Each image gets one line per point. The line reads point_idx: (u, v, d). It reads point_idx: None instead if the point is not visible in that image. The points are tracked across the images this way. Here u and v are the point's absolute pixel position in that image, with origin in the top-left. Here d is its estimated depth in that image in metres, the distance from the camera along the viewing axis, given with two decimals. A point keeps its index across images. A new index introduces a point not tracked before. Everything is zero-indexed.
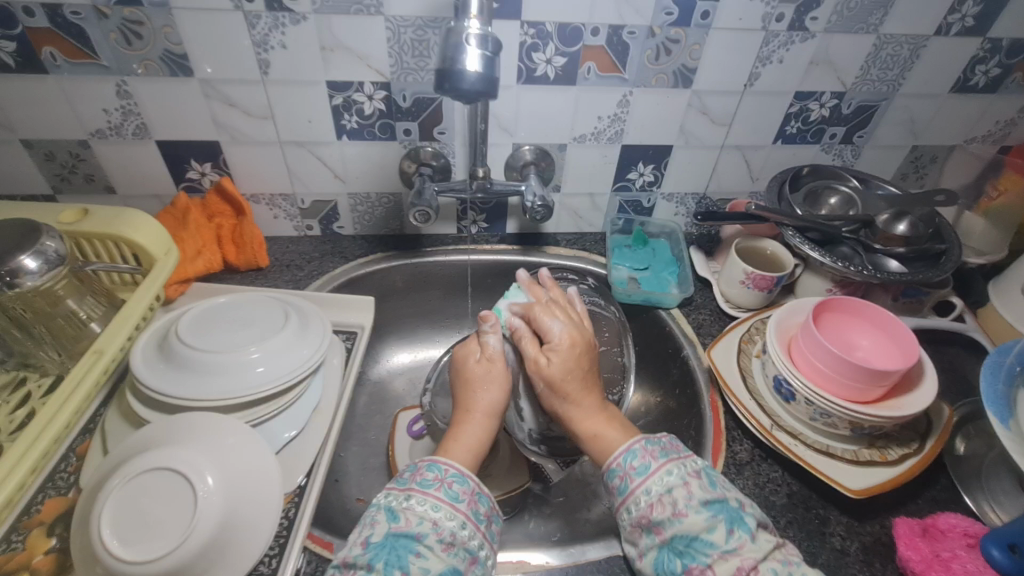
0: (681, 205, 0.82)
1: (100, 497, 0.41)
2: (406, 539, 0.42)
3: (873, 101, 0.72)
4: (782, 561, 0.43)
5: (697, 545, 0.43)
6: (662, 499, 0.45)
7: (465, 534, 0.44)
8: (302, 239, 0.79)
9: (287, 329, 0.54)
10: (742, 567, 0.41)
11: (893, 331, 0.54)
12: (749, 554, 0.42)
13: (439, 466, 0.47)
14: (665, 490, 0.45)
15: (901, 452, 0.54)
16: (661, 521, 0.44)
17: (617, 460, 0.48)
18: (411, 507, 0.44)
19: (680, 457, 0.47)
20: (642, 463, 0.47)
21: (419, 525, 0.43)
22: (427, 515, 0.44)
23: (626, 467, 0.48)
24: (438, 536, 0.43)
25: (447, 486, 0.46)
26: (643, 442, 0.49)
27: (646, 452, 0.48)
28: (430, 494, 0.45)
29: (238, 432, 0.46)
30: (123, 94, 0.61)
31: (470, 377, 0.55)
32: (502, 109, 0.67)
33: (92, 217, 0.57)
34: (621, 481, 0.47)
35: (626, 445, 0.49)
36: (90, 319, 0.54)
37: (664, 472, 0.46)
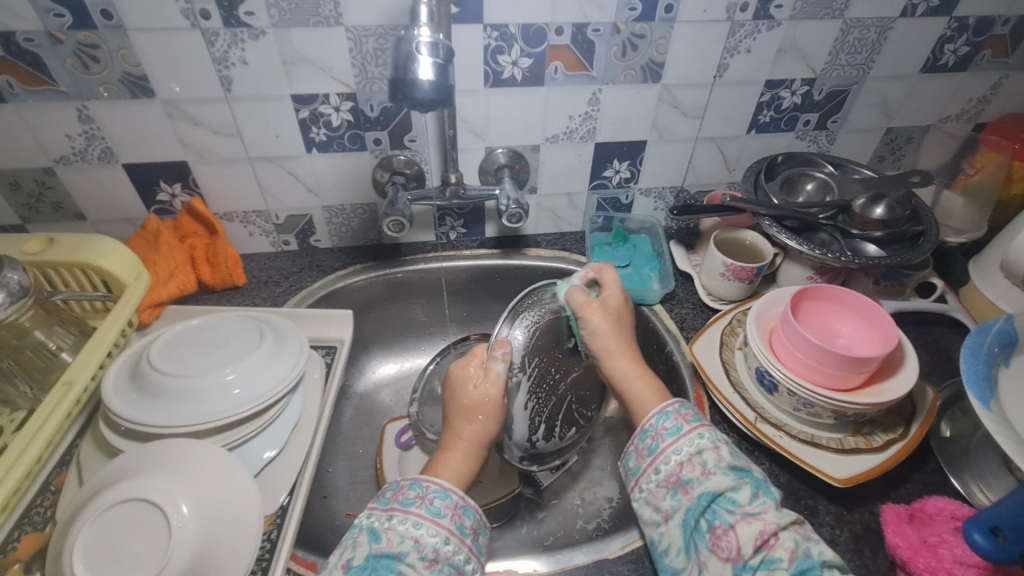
0: (659, 199, 0.82)
1: (72, 532, 0.40)
2: (387, 559, 0.42)
3: (845, 86, 0.72)
4: (802, 534, 0.42)
5: (722, 502, 0.43)
6: (692, 458, 0.46)
7: (449, 549, 0.44)
8: (280, 254, 0.78)
9: (261, 349, 0.53)
10: (765, 529, 0.41)
11: (873, 316, 0.54)
12: (772, 518, 0.42)
13: (420, 483, 0.47)
14: (695, 450, 0.47)
15: (887, 438, 0.53)
16: (689, 479, 0.45)
17: (650, 421, 0.50)
18: (392, 526, 0.44)
19: (711, 424, 0.49)
20: (674, 425, 0.49)
21: (401, 544, 0.43)
22: (408, 534, 0.43)
23: (658, 427, 0.49)
24: (420, 553, 0.42)
25: (428, 502, 0.45)
26: (678, 405, 0.50)
27: (679, 415, 0.49)
28: (412, 512, 0.45)
29: (213, 458, 0.45)
30: (85, 119, 0.60)
31: (468, 404, 0.52)
32: (471, 113, 0.66)
33: (58, 246, 0.56)
34: (652, 441, 0.49)
35: (660, 407, 0.50)
36: (60, 349, 0.53)
37: (697, 434, 0.47)
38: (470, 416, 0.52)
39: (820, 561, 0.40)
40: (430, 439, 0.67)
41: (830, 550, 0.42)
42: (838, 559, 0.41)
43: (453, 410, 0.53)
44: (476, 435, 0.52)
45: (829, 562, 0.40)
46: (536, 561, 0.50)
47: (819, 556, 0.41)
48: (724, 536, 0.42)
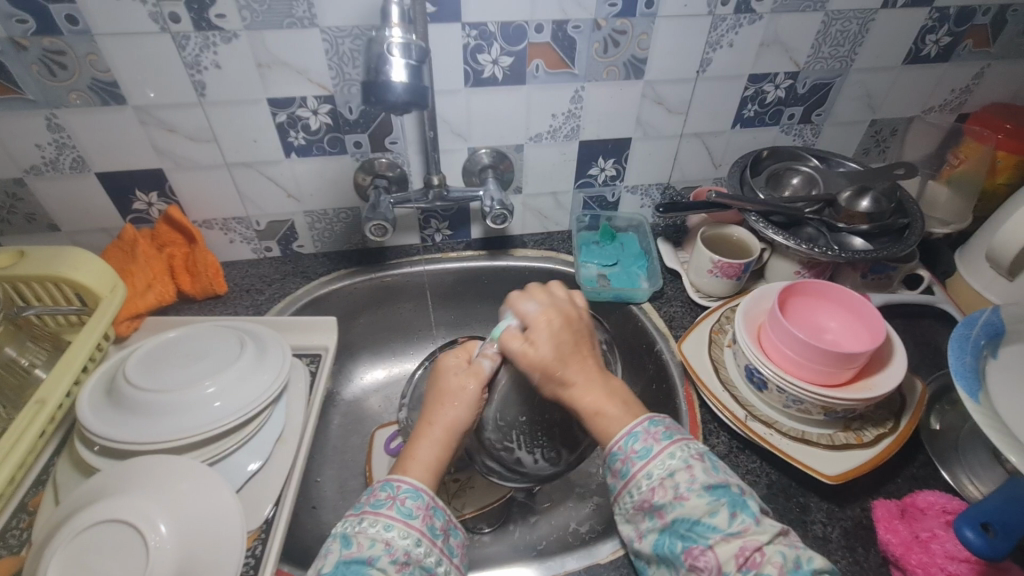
0: (646, 196, 0.81)
1: (44, 555, 0.39)
2: (358, 565, 0.41)
3: (828, 79, 0.72)
4: (788, 545, 0.42)
5: (699, 528, 0.42)
6: (664, 482, 0.44)
7: (420, 551, 0.43)
8: (262, 261, 0.77)
9: (242, 359, 0.52)
10: (744, 548, 0.40)
11: (861, 310, 0.53)
12: (752, 536, 0.41)
13: (392, 483, 0.46)
14: (666, 472, 0.45)
15: (877, 432, 0.53)
16: (662, 504, 0.44)
17: (620, 443, 0.47)
18: (363, 531, 0.43)
19: (682, 439, 0.46)
20: (644, 446, 0.46)
21: (371, 548, 0.42)
22: (379, 537, 0.42)
23: (628, 450, 0.46)
24: (391, 556, 0.42)
25: (399, 503, 0.45)
26: (647, 422, 0.47)
27: (649, 435, 0.47)
28: (382, 514, 0.44)
29: (193, 474, 0.44)
30: (54, 127, 0.58)
31: (444, 391, 0.51)
32: (452, 114, 0.65)
33: (28, 259, 0.55)
34: (622, 464, 0.46)
35: (628, 428, 0.47)
36: (33, 366, 0.51)
37: (668, 455, 0.45)
38: (444, 401, 0.50)
39: (809, 569, 0.40)
40: None
41: (817, 555, 0.42)
42: (826, 563, 0.41)
43: (430, 397, 0.51)
44: (448, 423, 0.49)
45: (818, 569, 0.40)
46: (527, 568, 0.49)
47: (808, 564, 0.40)
48: (701, 557, 0.41)
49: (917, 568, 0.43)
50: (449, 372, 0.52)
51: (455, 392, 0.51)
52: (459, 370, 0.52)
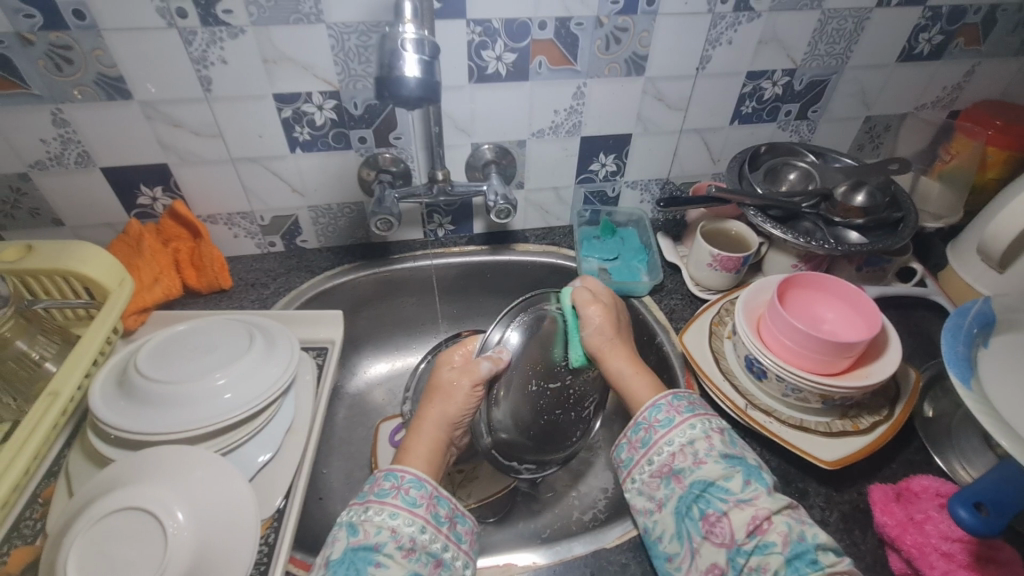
0: (646, 191, 0.82)
1: (64, 544, 0.39)
2: (365, 551, 0.41)
3: (824, 76, 0.73)
4: (795, 518, 0.43)
5: (714, 490, 0.44)
6: (684, 448, 0.48)
7: (426, 538, 0.44)
8: (266, 256, 0.77)
9: (252, 352, 0.53)
10: (756, 514, 0.42)
11: (857, 302, 0.55)
12: (764, 503, 0.43)
13: (396, 474, 0.47)
14: (688, 440, 0.48)
15: (873, 420, 0.55)
16: (681, 469, 0.47)
17: (644, 414, 0.51)
18: (368, 518, 0.44)
19: (703, 414, 0.50)
20: (666, 417, 0.50)
21: (377, 535, 0.42)
22: (385, 524, 0.43)
23: (652, 419, 0.50)
24: (397, 543, 0.42)
25: (404, 492, 0.46)
26: (671, 396, 0.52)
27: (672, 406, 0.50)
28: (387, 502, 0.45)
29: (206, 462, 0.45)
30: (60, 122, 0.59)
31: (437, 387, 0.54)
32: (456, 110, 0.66)
33: (37, 254, 0.55)
34: (645, 433, 0.50)
35: (652, 400, 0.51)
36: (44, 359, 0.52)
37: (689, 425, 0.49)
38: (435, 397, 0.54)
39: (814, 543, 0.41)
40: None
41: (823, 532, 0.42)
42: (830, 540, 0.42)
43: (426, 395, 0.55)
44: (435, 419, 0.53)
45: (822, 544, 0.41)
46: (535, 553, 0.50)
47: (813, 539, 0.41)
48: (717, 522, 0.43)
49: (912, 547, 0.45)
50: (443, 367, 0.56)
51: (447, 392, 0.54)
52: (452, 368, 0.56)
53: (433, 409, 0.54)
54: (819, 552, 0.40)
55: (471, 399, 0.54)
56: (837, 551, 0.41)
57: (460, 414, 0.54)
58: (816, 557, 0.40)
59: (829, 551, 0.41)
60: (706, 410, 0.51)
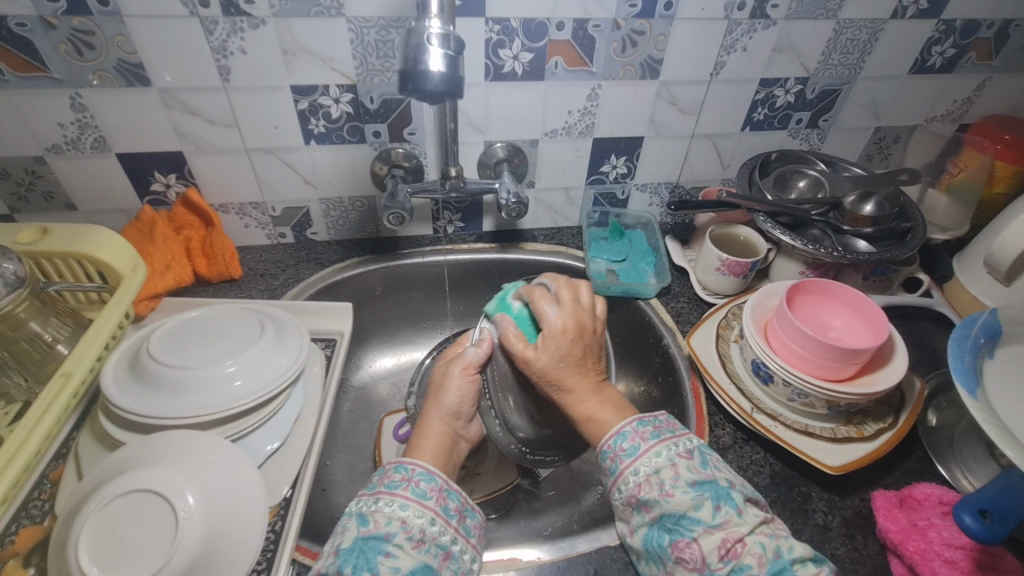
0: (655, 195, 0.83)
1: (74, 524, 0.39)
2: (375, 541, 0.42)
3: (836, 85, 0.73)
4: (770, 535, 0.43)
5: (685, 521, 0.43)
6: (650, 478, 0.46)
7: (435, 530, 0.44)
8: (276, 247, 0.78)
9: (264, 340, 0.53)
10: (726, 538, 0.42)
11: (865, 310, 0.55)
12: (734, 527, 0.42)
13: (406, 466, 0.47)
14: (654, 469, 0.46)
15: (877, 427, 0.55)
16: (649, 500, 0.45)
17: (608, 442, 0.48)
18: (379, 509, 0.44)
19: (669, 438, 0.47)
20: (631, 445, 0.47)
21: (388, 525, 0.43)
22: (395, 515, 0.43)
23: (617, 448, 0.48)
24: (407, 534, 0.43)
25: (414, 485, 0.46)
26: (636, 422, 0.49)
27: (636, 434, 0.48)
28: (398, 494, 0.45)
29: (216, 446, 0.45)
30: (78, 107, 0.59)
31: (436, 384, 0.54)
32: (471, 107, 0.67)
33: (52, 236, 0.55)
34: (611, 462, 0.48)
35: (616, 428, 0.48)
36: (56, 341, 0.52)
37: (654, 454, 0.46)
38: (437, 390, 0.54)
39: (788, 559, 0.41)
40: None
41: (799, 542, 0.43)
42: (808, 550, 0.42)
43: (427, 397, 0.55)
44: (439, 413, 0.53)
45: (799, 557, 0.41)
46: (540, 550, 0.51)
47: (789, 553, 0.41)
48: (686, 548, 0.43)
49: (914, 554, 0.45)
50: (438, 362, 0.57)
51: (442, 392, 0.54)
52: (446, 360, 0.56)
53: (432, 405, 0.54)
54: (793, 567, 0.40)
55: (467, 383, 0.54)
56: (815, 560, 0.42)
57: (459, 404, 0.53)
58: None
59: (806, 563, 0.41)
60: (673, 431, 0.49)
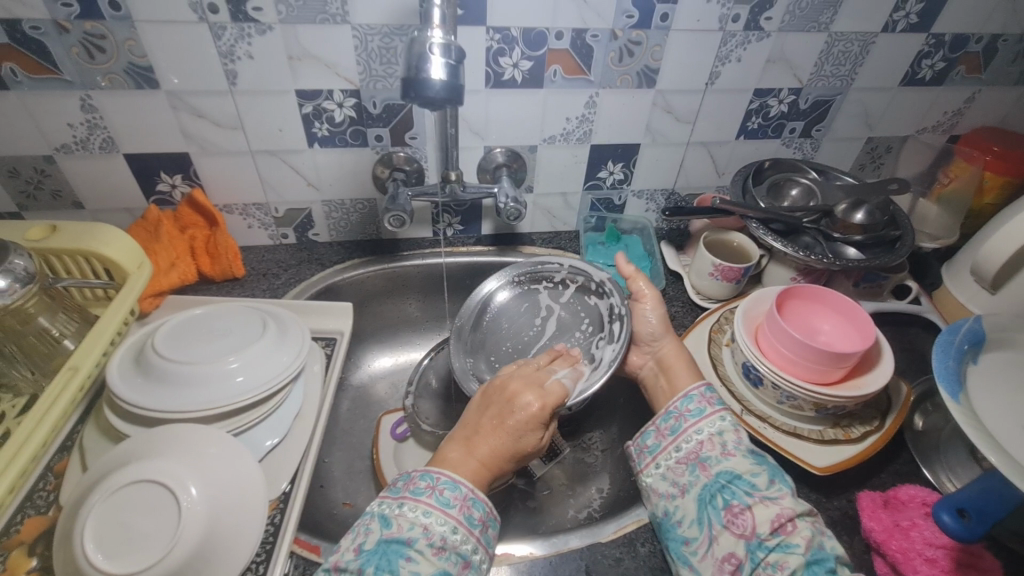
0: (651, 201, 0.85)
1: (82, 512, 0.41)
2: (397, 544, 0.43)
3: (829, 96, 0.75)
4: (817, 527, 0.45)
5: (740, 482, 0.48)
6: (713, 438, 0.52)
7: (456, 538, 0.45)
8: (278, 247, 0.79)
9: (266, 337, 0.54)
10: (781, 513, 0.45)
11: (853, 315, 0.57)
12: (788, 504, 0.45)
13: (431, 474, 0.48)
14: (717, 431, 0.52)
15: (864, 429, 0.56)
16: (710, 457, 0.51)
17: (677, 404, 0.56)
18: (404, 513, 0.45)
19: (734, 413, 0.54)
20: (697, 407, 0.55)
21: (410, 530, 0.44)
22: (418, 521, 0.44)
23: (683, 409, 0.55)
24: (429, 541, 0.44)
25: (438, 493, 0.47)
26: (704, 390, 0.56)
27: (704, 398, 0.55)
28: (422, 501, 0.46)
29: (218, 440, 0.46)
30: (88, 108, 0.60)
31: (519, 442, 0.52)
32: (471, 113, 0.68)
33: (61, 233, 0.57)
34: (676, 421, 0.55)
35: (685, 391, 0.56)
36: (63, 336, 0.53)
37: (719, 419, 0.53)
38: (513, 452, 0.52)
39: (833, 554, 0.43)
40: (427, 431, 0.68)
41: (842, 548, 0.44)
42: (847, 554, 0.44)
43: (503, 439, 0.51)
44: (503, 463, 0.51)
45: (840, 557, 0.43)
46: (532, 544, 0.51)
47: (830, 548, 0.43)
48: (740, 514, 0.46)
49: (897, 552, 0.46)
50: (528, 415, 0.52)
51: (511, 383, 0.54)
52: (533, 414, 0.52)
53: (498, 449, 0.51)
54: (836, 563, 0.42)
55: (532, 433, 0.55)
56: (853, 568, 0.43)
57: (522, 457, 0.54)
58: (832, 566, 0.42)
59: (845, 564, 0.43)
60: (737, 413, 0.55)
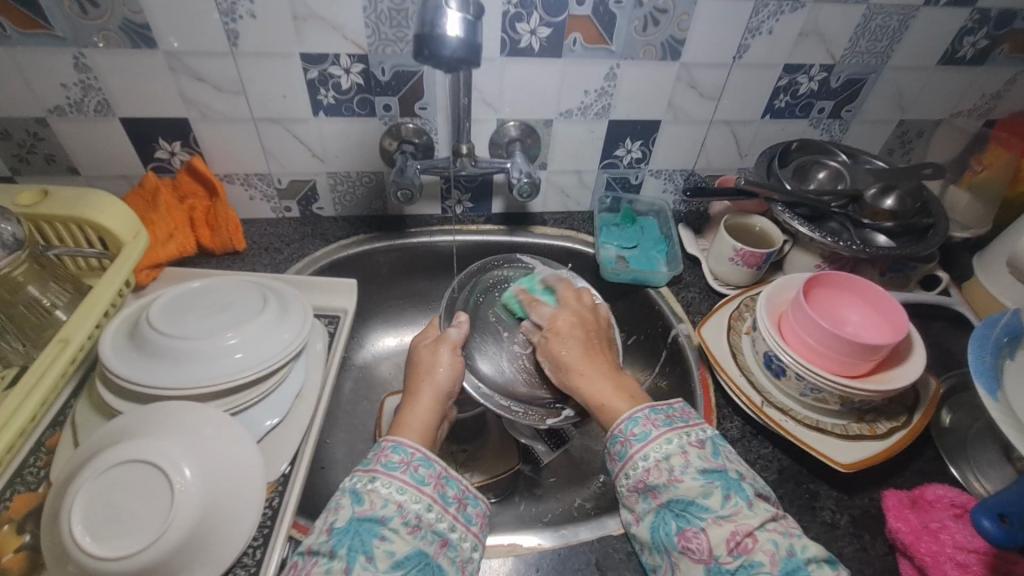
0: (669, 181, 0.81)
1: (70, 491, 0.39)
2: (370, 523, 0.40)
3: (862, 74, 0.71)
4: (782, 532, 0.40)
5: (694, 509, 0.41)
6: (659, 464, 0.44)
7: (432, 517, 0.43)
8: (281, 221, 0.76)
9: (266, 313, 0.52)
10: (736, 531, 0.40)
11: (883, 306, 0.54)
12: (745, 519, 0.40)
13: (405, 449, 0.46)
14: (663, 455, 0.44)
15: (890, 425, 0.54)
16: (657, 485, 0.43)
17: (619, 426, 0.47)
18: (376, 491, 0.42)
19: (681, 425, 0.46)
20: (643, 430, 0.46)
21: (384, 508, 0.41)
22: (392, 498, 0.42)
23: (627, 433, 0.46)
24: (403, 518, 0.41)
25: (413, 470, 0.45)
26: (648, 408, 0.47)
27: (648, 419, 0.46)
28: (396, 476, 0.44)
29: (215, 420, 0.44)
30: (82, 67, 0.57)
31: (439, 384, 0.53)
32: (485, 83, 0.65)
33: (51, 199, 0.54)
34: (621, 447, 0.46)
35: (628, 413, 0.47)
36: (55, 307, 0.51)
37: (665, 440, 0.45)
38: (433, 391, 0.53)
39: (804, 558, 0.38)
40: None
41: (814, 542, 0.40)
42: (823, 550, 0.39)
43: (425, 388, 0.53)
44: (433, 394, 0.52)
45: (815, 558, 0.38)
46: (540, 536, 0.49)
47: (803, 552, 0.39)
48: (694, 537, 0.41)
49: (926, 556, 0.44)
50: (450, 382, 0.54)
51: (432, 367, 0.54)
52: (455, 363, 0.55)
53: (423, 387, 0.53)
54: (810, 567, 0.38)
55: (455, 364, 0.55)
56: (832, 563, 0.39)
57: (451, 384, 0.54)
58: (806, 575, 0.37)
59: (822, 564, 0.38)
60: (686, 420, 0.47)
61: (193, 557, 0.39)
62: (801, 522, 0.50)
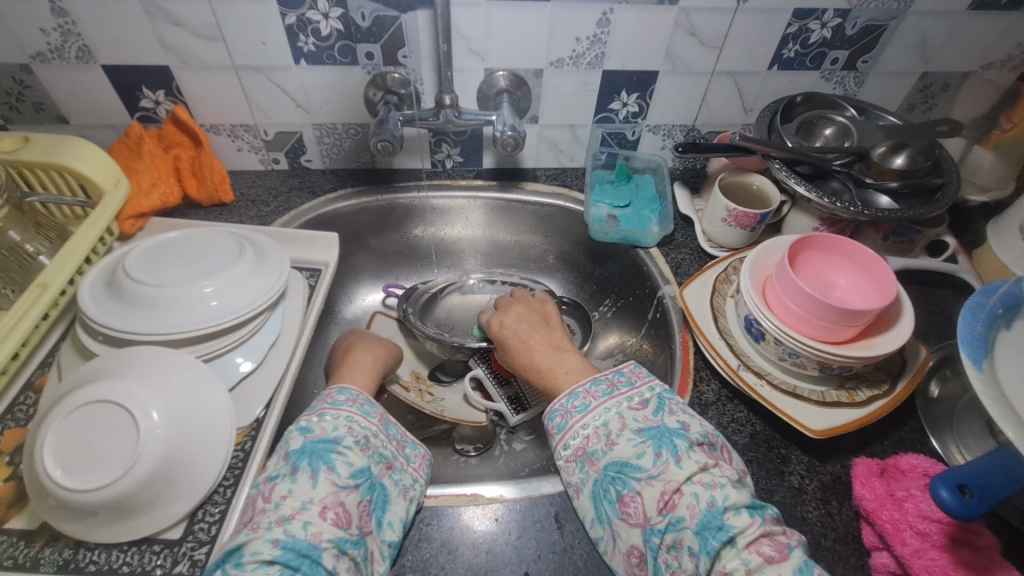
0: (668, 137, 0.77)
1: (42, 431, 0.41)
2: (325, 444, 0.43)
3: (881, 20, 0.65)
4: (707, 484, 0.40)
5: (628, 470, 0.42)
6: (598, 430, 0.45)
7: (378, 440, 0.46)
8: (270, 173, 0.76)
9: (242, 264, 0.52)
10: (665, 489, 0.40)
11: (874, 270, 0.51)
12: (673, 476, 0.41)
13: (350, 390, 0.49)
14: (602, 422, 0.45)
15: (870, 393, 0.52)
16: (595, 451, 0.44)
17: (559, 401, 0.47)
18: (324, 419, 0.45)
19: (622, 394, 0.46)
20: (582, 402, 0.46)
21: (335, 431, 0.44)
22: (341, 424, 0.45)
23: (568, 406, 0.47)
24: (354, 438, 0.45)
25: (359, 404, 0.48)
26: (589, 382, 0.48)
27: (588, 392, 0.47)
28: (343, 410, 0.46)
29: (185, 366, 0.45)
30: (58, 11, 0.57)
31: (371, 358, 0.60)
32: (470, 29, 0.62)
33: (32, 145, 0.55)
34: (560, 419, 0.46)
35: (570, 387, 0.48)
36: (38, 252, 0.53)
37: (604, 408, 0.45)
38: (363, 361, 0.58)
39: (722, 507, 0.39)
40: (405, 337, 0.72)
41: (738, 489, 0.40)
42: (745, 497, 0.40)
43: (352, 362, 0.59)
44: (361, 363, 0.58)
45: (734, 506, 0.39)
46: (503, 487, 0.50)
47: (723, 501, 0.39)
48: (632, 502, 0.41)
49: (887, 523, 0.43)
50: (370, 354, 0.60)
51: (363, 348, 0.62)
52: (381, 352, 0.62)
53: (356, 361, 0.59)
54: (726, 517, 0.38)
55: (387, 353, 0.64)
56: (754, 509, 0.40)
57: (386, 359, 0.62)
58: (720, 524, 0.38)
59: (740, 511, 0.39)
60: (631, 383, 0.47)
61: (162, 492, 0.41)
62: (767, 486, 0.49)
